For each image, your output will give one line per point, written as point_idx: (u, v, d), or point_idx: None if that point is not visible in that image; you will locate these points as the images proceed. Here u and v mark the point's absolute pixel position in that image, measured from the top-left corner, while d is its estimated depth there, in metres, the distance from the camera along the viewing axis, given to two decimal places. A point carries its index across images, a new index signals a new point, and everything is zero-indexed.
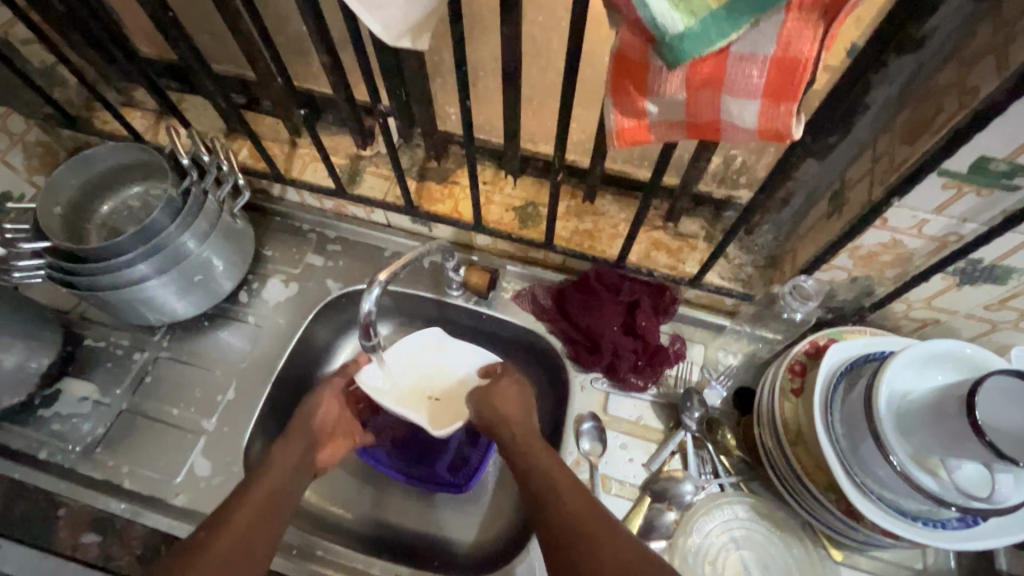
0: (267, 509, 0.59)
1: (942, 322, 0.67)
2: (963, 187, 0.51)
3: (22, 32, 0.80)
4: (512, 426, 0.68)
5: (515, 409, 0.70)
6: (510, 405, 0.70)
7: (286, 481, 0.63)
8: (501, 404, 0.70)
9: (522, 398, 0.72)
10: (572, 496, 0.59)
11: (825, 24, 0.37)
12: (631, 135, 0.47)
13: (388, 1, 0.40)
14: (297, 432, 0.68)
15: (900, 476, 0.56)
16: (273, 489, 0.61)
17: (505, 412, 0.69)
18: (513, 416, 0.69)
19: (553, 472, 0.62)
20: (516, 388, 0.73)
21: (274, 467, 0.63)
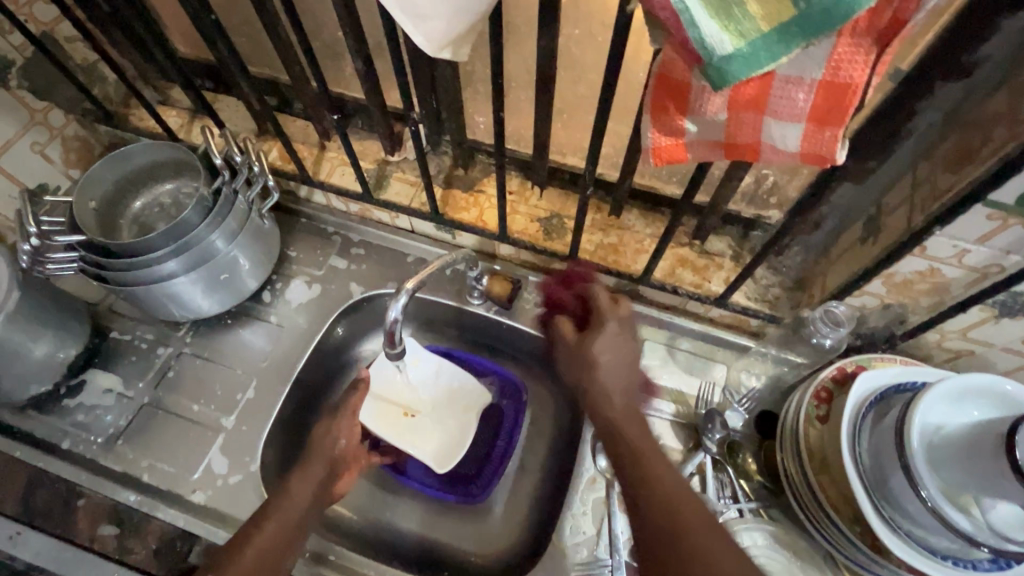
0: (281, 543, 0.59)
1: (977, 354, 0.65)
2: (1009, 219, 0.49)
3: (67, 29, 0.82)
4: (611, 390, 0.58)
5: (617, 364, 0.59)
6: (611, 355, 0.60)
7: (302, 514, 0.62)
8: (595, 361, 0.59)
9: (626, 345, 0.61)
10: (677, 505, 0.49)
11: (877, 49, 0.36)
12: (667, 154, 0.46)
13: (432, 13, 0.40)
14: (314, 458, 0.67)
15: (932, 515, 0.54)
16: (288, 522, 0.61)
17: (603, 364, 0.59)
18: (621, 373, 0.59)
19: (650, 466, 0.52)
20: (620, 336, 0.61)
21: (290, 498, 0.62)
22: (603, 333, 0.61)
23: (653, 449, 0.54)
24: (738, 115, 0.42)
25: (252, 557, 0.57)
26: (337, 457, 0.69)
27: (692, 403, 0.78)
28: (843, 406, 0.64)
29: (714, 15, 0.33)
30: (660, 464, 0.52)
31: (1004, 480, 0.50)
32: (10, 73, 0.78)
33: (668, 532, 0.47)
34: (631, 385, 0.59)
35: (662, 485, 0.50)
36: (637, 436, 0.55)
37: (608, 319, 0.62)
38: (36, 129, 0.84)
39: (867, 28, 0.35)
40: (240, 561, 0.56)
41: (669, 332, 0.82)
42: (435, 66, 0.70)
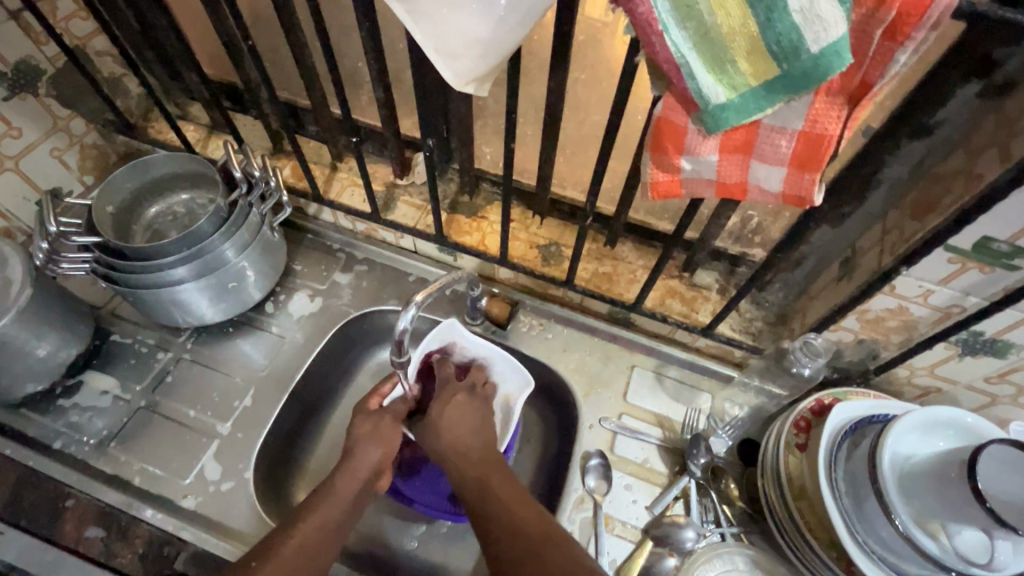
0: (318, 544, 0.61)
1: (945, 391, 0.70)
2: (967, 263, 0.54)
3: (99, 45, 0.87)
4: (472, 452, 0.66)
5: (466, 424, 0.69)
6: (456, 420, 0.69)
7: (344, 512, 0.65)
8: (448, 423, 0.68)
9: (471, 413, 0.70)
10: (515, 508, 0.61)
11: (849, 107, 0.42)
12: (665, 188, 0.50)
13: (462, 53, 0.44)
14: (358, 463, 0.68)
15: (903, 539, 0.57)
16: (330, 520, 0.63)
17: (459, 435, 0.67)
18: (469, 432, 0.68)
19: (508, 505, 0.62)
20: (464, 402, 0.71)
21: (332, 500, 0.64)
22: (452, 397, 0.71)
23: (512, 503, 0.62)
24: (728, 157, 0.47)
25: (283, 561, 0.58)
26: (381, 459, 0.70)
27: (678, 429, 0.81)
28: (820, 434, 0.68)
29: (710, 71, 0.39)
30: (528, 508, 0.61)
31: (968, 505, 0.53)
32: (39, 82, 0.82)
33: (524, 538, 0.58)
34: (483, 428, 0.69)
35: (524, 529, 0.59)
36: (507, 492, 0.63)
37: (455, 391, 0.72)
38: (57, 135, 0.86)
39: (839, 88, 0.41)
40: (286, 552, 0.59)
41: (658, 359, 0.85)
42: (451, 99, 0.75)
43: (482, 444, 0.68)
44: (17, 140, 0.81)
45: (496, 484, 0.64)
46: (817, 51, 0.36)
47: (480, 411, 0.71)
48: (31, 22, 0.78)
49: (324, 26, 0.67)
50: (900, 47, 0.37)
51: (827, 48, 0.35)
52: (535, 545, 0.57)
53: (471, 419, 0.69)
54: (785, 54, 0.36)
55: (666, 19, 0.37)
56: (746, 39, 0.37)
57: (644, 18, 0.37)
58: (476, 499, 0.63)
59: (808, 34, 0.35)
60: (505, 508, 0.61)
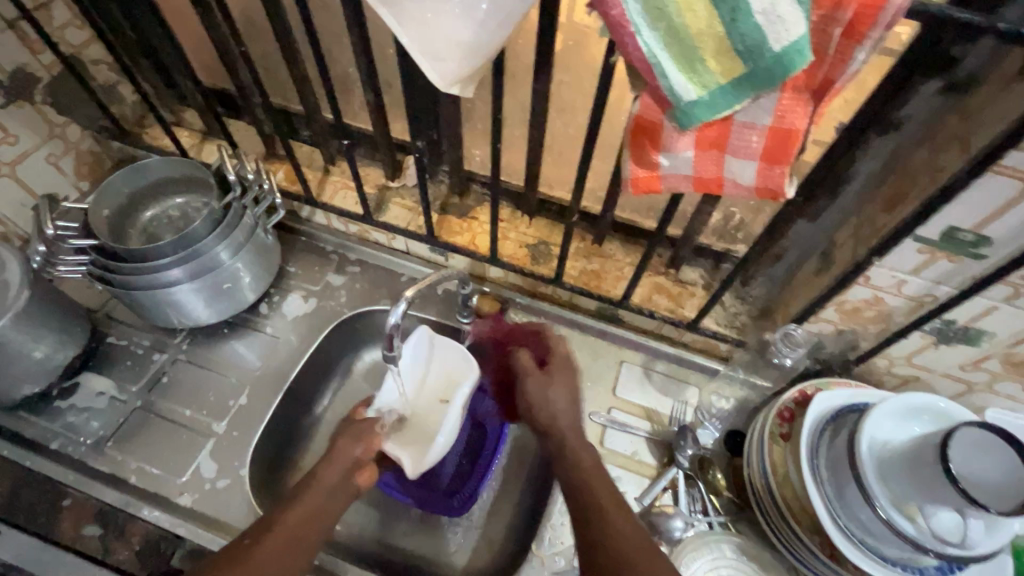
0: (300, 537, 0.61)
1: (923, 379, 0.72)
2: (936, 253, 0.56)
3: (94, 53, 0.88)
4: (570, 436, 0.63)
5: (565, 398, 0.66)
6: (562, 395, 0.66)
7: (327, 503, 0.65)
8: (546, 395, 0.66)
9: (576, 385, 0.68)
10: (617, 516, 0.56)
11: (815, 102, 0.44)
12: (644, 184, 0.52)
13: (446, 55, 0.46)
14: (340, 456, 0.69)
15: (883, 523, 0.59)
16: (314, 509, 0.64)
17: (558, 413, 0.65)
18: (566, 411, 0.65)
19: (609, 514, 0.56)
20: (565, 378, 0.68)
21: (315, 490, 0.65)
22: (558, 371, 0.68)
23: (610, 494, 0.58)
24: (703, 153, 0.49)
25: (257, 559, 0.58)
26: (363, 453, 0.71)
27: (666, 421, 0.82)
28: (803, 423, 0.70)
29: (681, 68, 0.41)
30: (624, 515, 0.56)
31: (942, 485, 0.55)
32: (36, 90, 0.83)
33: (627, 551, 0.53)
34: (580, 410, 0.66)
35: (627, 543, 0.54)
36: (607, 492, 0.58)
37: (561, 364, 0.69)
38: (53, 141, 0.88)
39: (804, 85, 0.43)
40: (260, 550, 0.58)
41: (646, 354, 0.87)
42: (440, 102, 0.77)
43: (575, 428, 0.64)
44: (13, 147, 0.82)
45: (592, 485, 0.59)
46: (779, 50, 0.38)
47: (582, 384, 0.69)
48: (27, 31, 0.80)
49: (315, 32, 0.69)
50: (859, 45, 0.39)
51: (788, 47, 0.38)
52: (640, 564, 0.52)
53: (568, 394, 0.66)
54: (750, 52, 0.38)
55: (638, 21, 0.39)
56: (714, 39, 0.39)
57: (618, 20, 0.39)
58: (574, 496, 0.59)
59: (771, 34, 0.37)
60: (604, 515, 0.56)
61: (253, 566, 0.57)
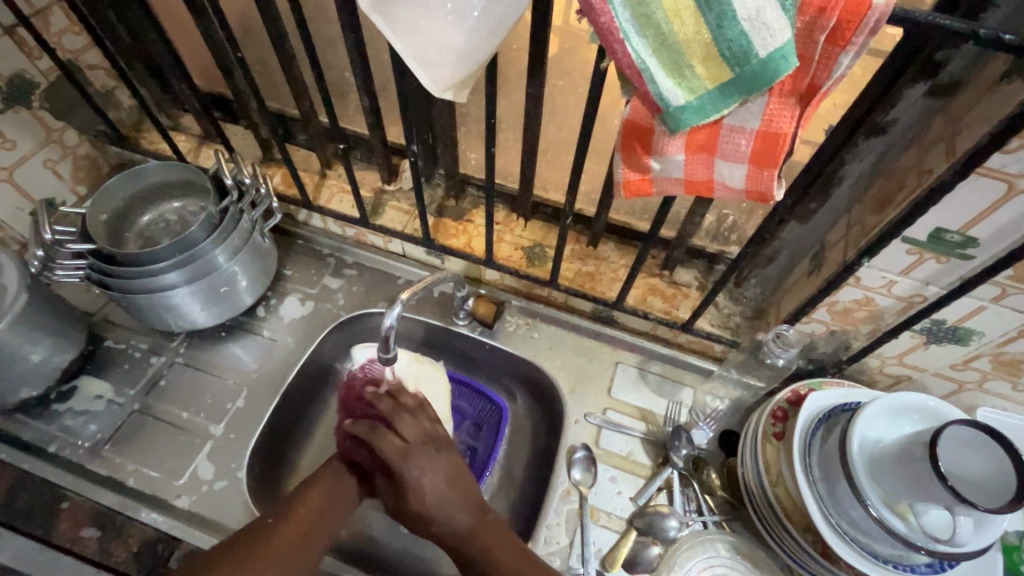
0: (312, 526, 0.64)
1: (915, 378, 0.73)
2: (924, 254, 0.57)
3: (91, 58, 0.89)
4: (454, 505, 0.63)
5: (438, 474, 0.64)
6: (432, 478, 0.64)
7: (334, 497, 0.68)
8: (418, 484, 0.63)
9: (442, 459, 0.66)
10: (528, 570, 0.60)
11: (802, 107, 0.45)
12: (635, 187, 0.54)
13: (439, 61, 0.47)
14: (330, 472, 0.70)
15: (875, 521, 0.60)
16: (322, 503, 0.66)
17: (435, 492, 0.63)
18: (443, 486, 0.64)
19: (517, 574, 0.60)
20: (428, 453, 0.65)
21: (322, 483, 0.68)
22: (417, 455, 0.65)
23: (516, 555, 0.61)
24: (693, 156, 0.50)
25: (270, 545, 0.59)
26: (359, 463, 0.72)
27: (660, 422, 0.83)
28: (796, 422, 0.70)
29: (669, 74, 0.42)
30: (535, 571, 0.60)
31: (931, 483, 0.55)
32: (33, 96, 0.84)
33: None
34: (456, 478, 0.65)
35: None
36: (509, 555, 0.61)
37: (416, 445, 0.66)
38: (50, 146, 0.88)
39: (791, 89, 0.44)
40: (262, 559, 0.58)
41: (641, 355, 0.88)
42: (435, 106, 0.78)
43: (463, 502, 0.64)
44: (11, 152, 0.83)
45: (498, 549, 0.61)
46: (765, 56, 0.38)
47: (450, 454, 0.67)
48: (25, 37, 0.80)
49: (310, 38, 0.70)
50: (843, 50, 0.40)
51: (774, 53, 0.38)
52: None
53: (441, 467, 0.65)
54: (737, 58, 0.39)
55: (627, 28, 0.40)
56: (701, 46, 0.40)
57: (607, 27, 0.40)
58: (479, 568, 0.61)
59: (757, 40, 0.38)
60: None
61: (268, 550, 0.59)
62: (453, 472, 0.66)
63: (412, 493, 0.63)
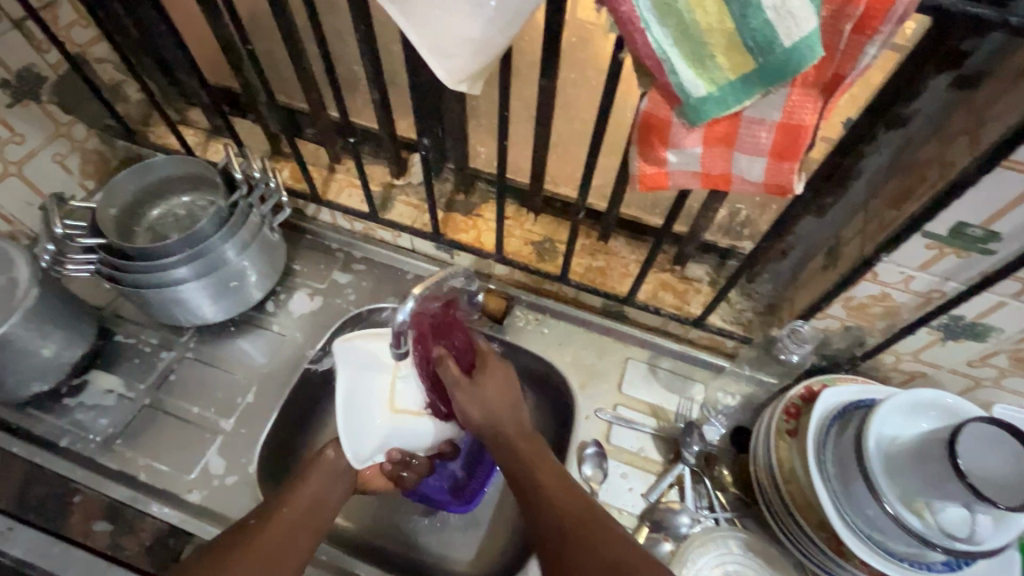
0: (303, 519, 0.64)
1: (930, 375, 0.72)
2: (944, 249, 0.56)
3: (99, 52, 0.88)
4: (506, 421, 0.65)
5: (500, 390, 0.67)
6: (496, 390, 0.67)
7: (325, 490, 0.68)
8: (482, 388, 0.67)
9: (511, 379, 0.69)
10: (565, 488, 0.59)
11: (824, 98, 0.44)
12: (652, 181, 0.52)
13: (455, 52, 0.46)
14: (318, 470, 0.69)
15: (890, 519, 0.59)
16: (315, 494, 0.67)
17: (494, 402, 0.66)
18: (502, 400, 0.67)
19: (555, 489, 0.59)
20: (498, 368, 0.70)
21: (313, 477, 0.68)
22: (491, 360, 0.70)
23: (558, 475, 0.61)
24: (711, 149, 0.49)
25: (261, 540, 0.60)
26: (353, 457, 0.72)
27: (671, 418, 0.82)
28: (810, 419, 0.69)
29: (689, 65, 0.41)
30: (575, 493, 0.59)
31: (950, 481, 0.55)
32: (42, 89, 0.83)
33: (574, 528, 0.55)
34: (516, 398, 0.68)
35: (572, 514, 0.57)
36: (553, 475, 0.61)
37: (492, 353, 0.71)
38: (59, 141, 0.88)
39: (814, 81, 0.43)
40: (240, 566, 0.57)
41: (652, 351, 0.87)
42: (446, 99, 0.77)
43: (516, 420, 0.66)
44: (20, 146, 0.83)
45: (540, 463, 0.62)
46: (789, 45, 0.38)
47: (518, 380, 0.70)
48: (33, 30, 0.80)
49: (321, 30, 0.69)
50: (869, 40, 0.39)
51: (799, 42, 0.37)
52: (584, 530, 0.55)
53: (503, 385, 0.68)
54: (760, 48, 0.38)
55: (648, 17, 0.39)
56: (724, 35, 0.39)
57: (628, 16, 0.39)
58: (523, 478, 0.61)
59: (782, 29, 0.37)
60: (551, 489, 0.59)
61: (258, 545, 0.59)
62: (514, 396, 0.68)
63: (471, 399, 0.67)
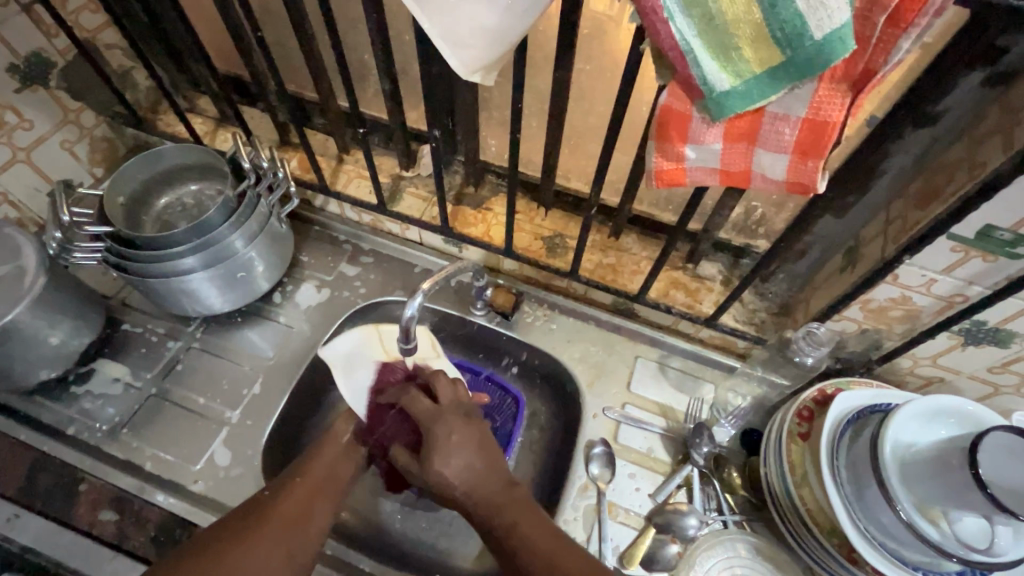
0: (323, 485, 0.65)
1: (948, 380, 0.70)
2: (970, 252, 0.55)
3: (108, 37, 0.88)
4: (478, 477, 0.62)
5: (462, 449, 0.63)
6: (457, 451, 0.63)
7: (342, 456, 0.69)
8: (438, 458, 0.62)
9: (473, 429, 0.65)
10: (545, 543, 0.56)
11: (853, 93, 0.42)
12: (669, 177, 0.51)
13: (469, 42, 0.45)
14: (329, 445, 0.69)
15: (905, 527, 0.58)
16: (332, 461, 0.68)
17: (455, 467, 0.62)
18: (469, 460, 0.63)
19: (536, 542, 0.56)
20: (460, 423, 0.66)
21: (329, 444, 0.69)
22: (448, 416, 0.66)
23: (536, 527, 0.58)
24: (732, 145, 0.47)
25: (286, 508, 0.60)
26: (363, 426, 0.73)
27: (681, 418, 0.81)
28: (823, 423, 0.68)
29: (715, 57, 0.39)
30: (555, 542, 0.56)
31: (969, 491, 0.53)
32: (50, 75, 0.83)
33: None
34: (489, 454, 0.64)
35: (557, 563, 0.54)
36: (534, 531, 0.57)
37: (451, 410, 0.67)
38: (67, 127, 0.88)
39: (844, 75, 0.41)
40: (259, 541, 0.57)
41: (661, 350, 0.86)
42: (457, 91, 0.76)
43: (491, 476, 0.62)
44: (28, 132, 0.82)
45: (516, 523, 0.58)
46: (820, 38, 0.36)
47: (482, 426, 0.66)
48: (42, 14, 0.79)
49: (331, 19, 0.67)
50: (904, 33, 0.38)
51: (831, 35, 0.36)
52: None
53: (468, 442, 0.64)
54: (790, 40, 0.37)
55: (672, 7, 0.37)
56: (751, 27, 0.37)
57: (650, 6, 0.38)
58: (501, 542, 0.58)
59: (813, 21, 0.36)
60: (530, 548, 0.56)
61: (283, 512, 0.60)
62: (484, 445, 0.65)
63: (432, 468, 0.62)
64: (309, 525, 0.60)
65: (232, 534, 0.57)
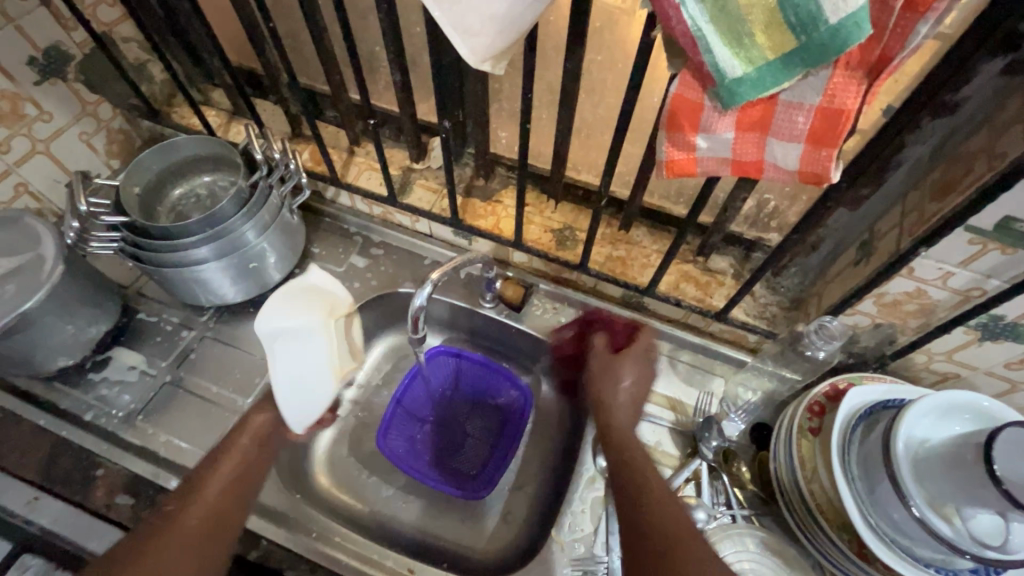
0: (235, 482, 0.66)
1: (964, 376, 0.69)
2: (989, 244, 0.53)
3: (124, 31, 0.89)
4: (624, 416, 0.71)
5: (632, 388, 0.74)
6: (635, 383, 0.74)
7: (252, 449, 0.69)
8: (612, 375, 0.74)
9: (647, 373, 0.74)
10: (660, 499, 0.61)
11: (869, 80, 0.41)
12: (679, 167, 0.50)
13: (479, 29, 0.45)
14: (237, 447, 0.68)
15: (917, 523, 0.57)
16: (239, 458, 0.68)
17: (611, 393, 0.73)
18: (626, 396, 0.73)
19: (659, 505, 0.60)
20: (635, 366, 0.75)
21: (231, 440, 0.69)
22: (629, 360, 0.75)
23: (658, 487, 0.62)
24: (745, 135, 0.47)
25: (193, 512, 0.61)
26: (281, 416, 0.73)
27: (689, 412, 0.82)
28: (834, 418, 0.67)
29: (727, 43, 0.39)
30: (668, 510, 0.60)
31: (983, 487, 0.52)
32: (68, 68, 0.84)
33: (659, 534, 0.57)
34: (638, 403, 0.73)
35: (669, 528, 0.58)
36: (658, 486, 0.62)
37: (633, 356, 0.75)
38: (84, 120, 0.89)
39: (859, 62, 0.40)
40: (174, 546, 0.59)
41: (670, 344, 0.86)
42: (468, 83, 0.76)
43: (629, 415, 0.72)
44: (47, 124, 0.84)
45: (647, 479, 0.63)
46: (835, 23, 0.35)
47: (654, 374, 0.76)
48: (60, 8, 0.80)
49: (342, 11, 0.68)
50: (922, 17, 0.37)
51: (846, 20, 0.35)
52: (675, 542, 0.56)
53: (638, 376, 0.74)
54: (804, 25, 0.36)
55: None
56: (764, 12, 0.37)
57: None
58: (622, 484, 0.63)
59: (827, 5, 0.35)
60: (652, 496, 0.61)
61: (191, 516, 0.61)
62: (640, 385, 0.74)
63: (607, 388, 0.74)
64: (224, 524, 0.62)
65: (145, 543, 0.58)
